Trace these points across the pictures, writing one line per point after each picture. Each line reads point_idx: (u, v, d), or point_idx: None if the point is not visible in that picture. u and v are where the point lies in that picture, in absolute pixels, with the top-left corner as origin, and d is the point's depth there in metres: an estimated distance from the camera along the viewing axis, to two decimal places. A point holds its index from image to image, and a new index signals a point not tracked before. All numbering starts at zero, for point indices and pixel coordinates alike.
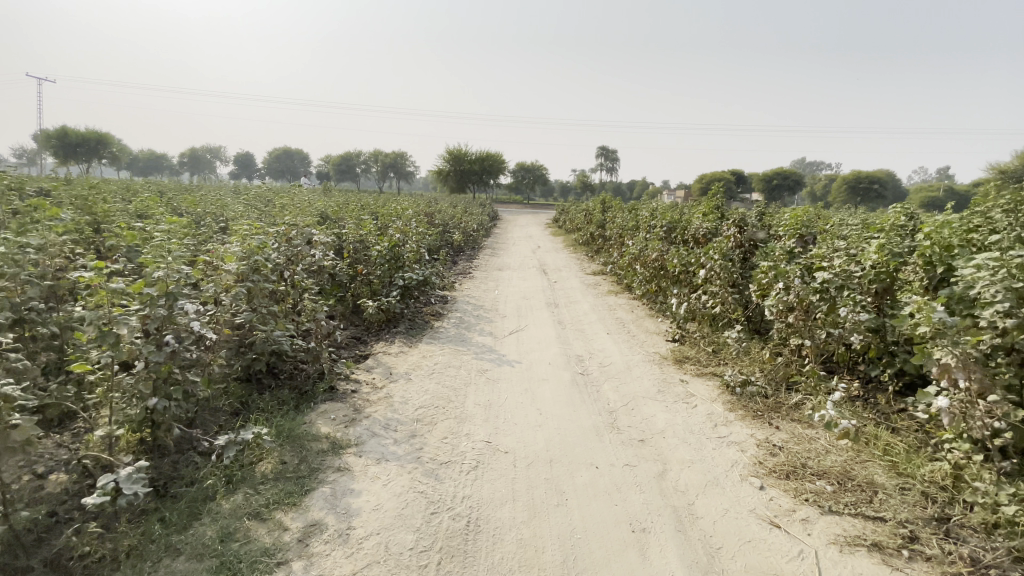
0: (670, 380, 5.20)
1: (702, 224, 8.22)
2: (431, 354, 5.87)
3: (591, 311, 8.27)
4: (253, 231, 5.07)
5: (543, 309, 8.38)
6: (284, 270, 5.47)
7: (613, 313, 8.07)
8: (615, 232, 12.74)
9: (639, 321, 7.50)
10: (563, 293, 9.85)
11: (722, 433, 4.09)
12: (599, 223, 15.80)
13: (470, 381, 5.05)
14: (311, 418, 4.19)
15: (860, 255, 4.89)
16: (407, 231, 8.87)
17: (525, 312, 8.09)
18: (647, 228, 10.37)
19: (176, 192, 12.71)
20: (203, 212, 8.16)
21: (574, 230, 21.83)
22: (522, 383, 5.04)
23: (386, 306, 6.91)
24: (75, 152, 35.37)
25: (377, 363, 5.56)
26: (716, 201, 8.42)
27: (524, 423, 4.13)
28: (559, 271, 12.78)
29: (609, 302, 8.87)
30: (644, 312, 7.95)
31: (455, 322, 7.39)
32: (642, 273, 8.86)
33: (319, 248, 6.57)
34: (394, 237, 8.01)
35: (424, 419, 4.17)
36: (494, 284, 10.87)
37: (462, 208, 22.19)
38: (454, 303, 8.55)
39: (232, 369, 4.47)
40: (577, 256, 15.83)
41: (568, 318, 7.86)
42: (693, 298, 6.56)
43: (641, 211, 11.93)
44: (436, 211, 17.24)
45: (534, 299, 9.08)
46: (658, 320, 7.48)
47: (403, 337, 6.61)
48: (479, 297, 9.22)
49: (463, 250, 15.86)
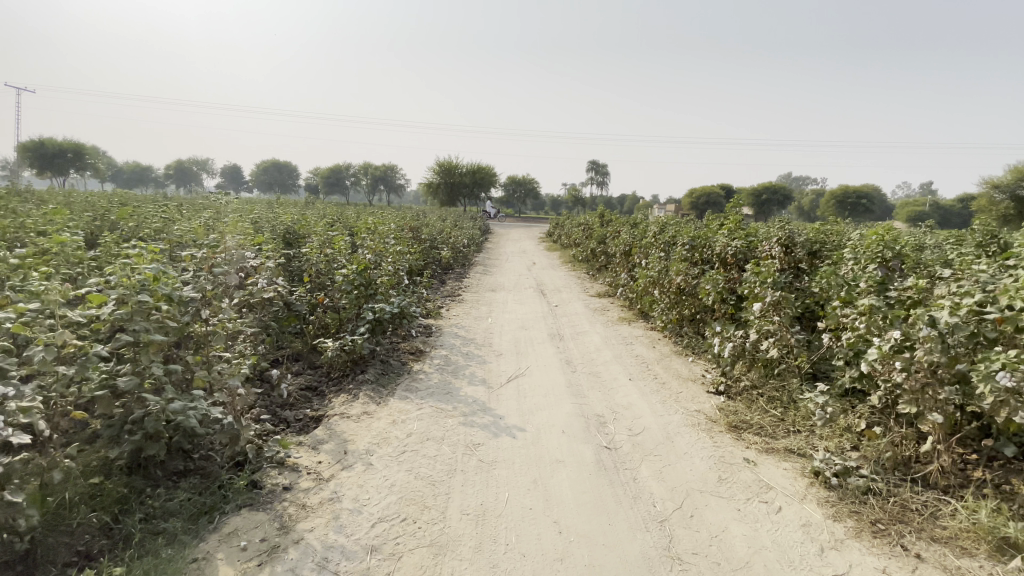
0: (730, 461, 3.81)
1: (734, 242, 6.90)
2: (404, 417, 4.43)
3: (604, 346, 6.87)
4: (151, 256, 3.62)
5: (547, 343, 6.97)
6: (202, 307, 4.03)
7: (631, 348, 6.68)
8: (621, 248, 11.38)
9: (666, 362, 6.12)
10: (568, 321, 8.45)
11: (835, 571, 2.71)
12: (601, 238, 14.45)
13: (456, 466, 3.60)
14: (211, 548, 2.74)
15: (996, 292, 3.49)
16: (384, 249, 7.44)
17: (526, 348, 6.67)
18: (661, 245, 9.04)
19: (127, 203, 11.17)
20: (132, 227, 6.64)
21: (572, 244, 20.48)
22: (530, 467, 3.61)
23: (351, 347, 5.47)
24: (52, 164, 33.51)
25: (331, 434, 4.12)
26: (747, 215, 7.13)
27: (539, 557, 2.68)
28: (559, 292, 11.38)
29: (623, 334, 7.47)
30: (669, 349, 6.55)
31: (439, 364, 5.96)
32: (662, 300, 7.53)
33: (264, 274, 5.13)
34: (366, 258, 6.56)
35: (383, 550, 2.72)
36: (487, 308, 9.46)
37: (453, 223, 20.80)
38: (438, 337, 7.12)
39: (110, 459, 3.23)
40: (577, 275, 14.46)
41: (577, 355, 6.47)
42: (740, 339, 5.19)
43: (650, 225, 10.60)
44: (423, 225, 15.88)
45: (535, 330, 7.65)
46: (688, 361, 6.11)
47: (371, 388, 5.16)
48: (470, 327, 7.79)
49: (452, 269, 14.46)
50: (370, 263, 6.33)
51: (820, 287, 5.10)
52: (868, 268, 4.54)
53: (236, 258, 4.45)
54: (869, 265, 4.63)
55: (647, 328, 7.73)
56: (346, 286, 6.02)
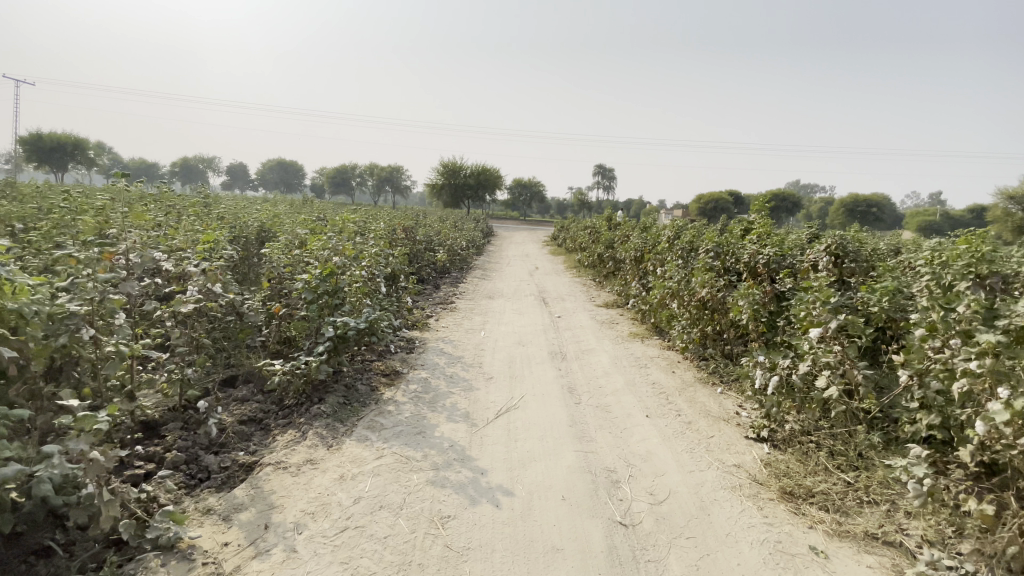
0: (791, 550, 2.78)
1: (768, 249, 5.92)
2: (357, 470, 3.42)
3: (615, 369, 5.83)
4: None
5: (547, 364, 5.94)
6: (84, 324, 3.03)
7: (646, 374, 5.63)
8: (632, 254, 10.33)
9: (689, 394, 5.07)
10: (572, 336, 7.41)
11: None
12: (609, 242, 13.39)
13: (413, 557, 2.58)
14: None
15: None
16: (361, 250, 6.45)
17: (522, 371, 5.63)
18: (678, 252, 8.00)
19: (95, 197, 10.24)
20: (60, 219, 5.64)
21: (577, 248, 19.41)
22: (515, 560, 2.59)
23: (305, 372, 4.47)
24: (52, 159, 32.77)
25: (255, 496, 3.13)
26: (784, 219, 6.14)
27: None
28: (563, 301, 10.32)
29: (636, 354, 6.43)
30: (691, 377, 5.50)
31: (415, 391, 4.94)
32: (682, 315, 6.49)
33: (195, 278, 4.16)
34: (333, 261, 5.53)
35: None
36: (482, 318, 8.44)
37: (452, 224, 19.75)
38: (421, 355, 6.11)
39: None
40: (583, 282, 13.43)
41: (583, 380, 5.45)
42: (786, 372, 4.15)
43: (665, 229, 9.55)
44: (420, 226, 14.91)
45: (534, 347, 6.62)
46: (715, 393, 5.06)
47: (324, 424, 4.15)
48: (459, 341, 6.76)
49: (448, 273, 13.48)
50: (338, 267, 5.31)
51: (886, 308, 4.06)
52: (958, 287, 3.52)
53: (143, 259, 3.46)
54: (958, 283, 3.60)
55: (664, 347, 6.68)
56: (305, 294, 4.98)
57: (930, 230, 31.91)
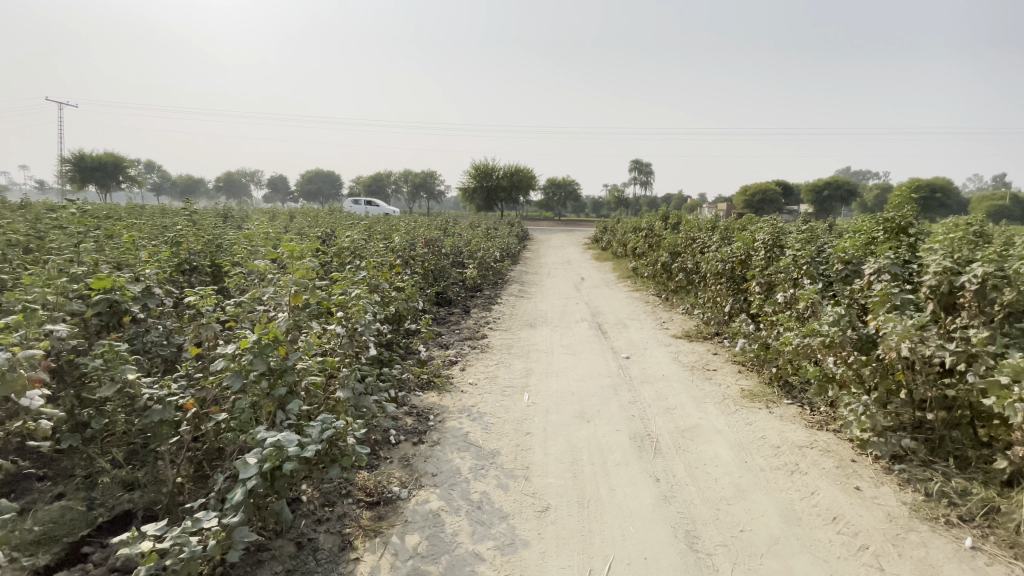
0: None
1: (985, 273, 3.92)
2: None
3: (751, 481, 3.56)
4: None
5: (637, 468, 3.72)
6: None
7: (811, 498, 3.32)
8: (712, 266, 7.91)
9: (919, 556, 2.77)
10: (655, 397, 5.15)
11: None
12: (673, 247, 10.96)
13: None
14: None
15: None
16: (349, 282, 4.37)
17: (598, 490, 3.43)
18: (807, 273, 5.58)
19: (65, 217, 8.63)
20: None
21: (627, 253, 16.93)
22: None
23: (203, 549, 2.32)
24: (93, 178, 32.68)
25: None
26: (1000, 247, 4.14)
27: None
28: (625, 330, 8.00)
29: (770, 441, 4.11)
30: (897, 507, 3.19)
31: (422, 550, 2.81)
32: (846, 379, 4.11)
33: None
34: (282, 311, 3.38)
35: None
36: (525, 362, 6.28)
37: (484, 231, 17.64)
38: (438, 445, 3.99)
39: None
40: (642, 297, 11.05)
41: (706, 511, 3.21)
42: None
43: (760, 233, 7.10)
44: (448, 236, 12.89)
45: (607, 425, 4.41)
46: (972, 556, 2.76)
47: None
48: (495, 414, 4.61)
49: (480, 292, 11.38)
50: (289, 324, 3.20)
51: None
52: None
53: None
54: None
55: (811, 425, 4.32)
56: (226, 381, 2.88)
57: (1015, 219, 27.84)
